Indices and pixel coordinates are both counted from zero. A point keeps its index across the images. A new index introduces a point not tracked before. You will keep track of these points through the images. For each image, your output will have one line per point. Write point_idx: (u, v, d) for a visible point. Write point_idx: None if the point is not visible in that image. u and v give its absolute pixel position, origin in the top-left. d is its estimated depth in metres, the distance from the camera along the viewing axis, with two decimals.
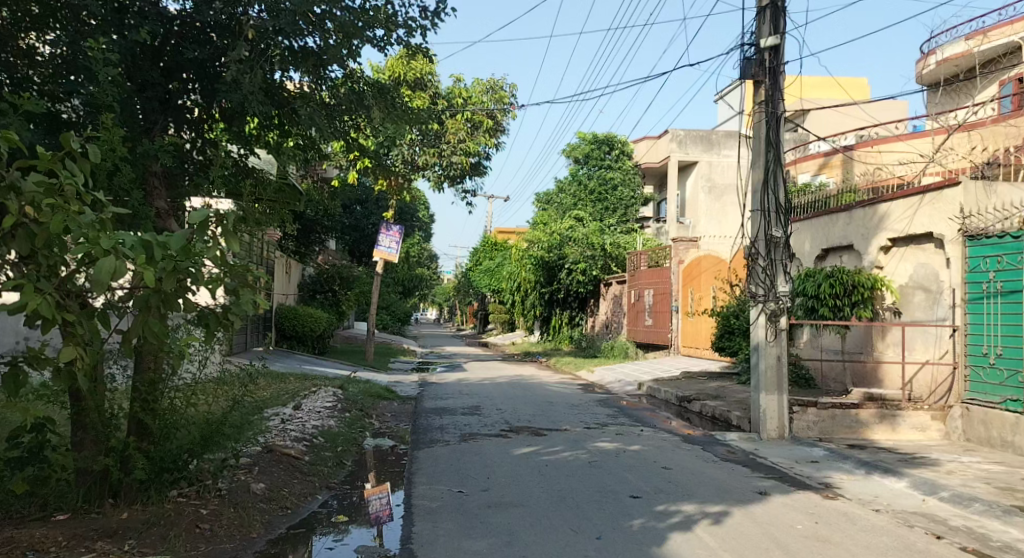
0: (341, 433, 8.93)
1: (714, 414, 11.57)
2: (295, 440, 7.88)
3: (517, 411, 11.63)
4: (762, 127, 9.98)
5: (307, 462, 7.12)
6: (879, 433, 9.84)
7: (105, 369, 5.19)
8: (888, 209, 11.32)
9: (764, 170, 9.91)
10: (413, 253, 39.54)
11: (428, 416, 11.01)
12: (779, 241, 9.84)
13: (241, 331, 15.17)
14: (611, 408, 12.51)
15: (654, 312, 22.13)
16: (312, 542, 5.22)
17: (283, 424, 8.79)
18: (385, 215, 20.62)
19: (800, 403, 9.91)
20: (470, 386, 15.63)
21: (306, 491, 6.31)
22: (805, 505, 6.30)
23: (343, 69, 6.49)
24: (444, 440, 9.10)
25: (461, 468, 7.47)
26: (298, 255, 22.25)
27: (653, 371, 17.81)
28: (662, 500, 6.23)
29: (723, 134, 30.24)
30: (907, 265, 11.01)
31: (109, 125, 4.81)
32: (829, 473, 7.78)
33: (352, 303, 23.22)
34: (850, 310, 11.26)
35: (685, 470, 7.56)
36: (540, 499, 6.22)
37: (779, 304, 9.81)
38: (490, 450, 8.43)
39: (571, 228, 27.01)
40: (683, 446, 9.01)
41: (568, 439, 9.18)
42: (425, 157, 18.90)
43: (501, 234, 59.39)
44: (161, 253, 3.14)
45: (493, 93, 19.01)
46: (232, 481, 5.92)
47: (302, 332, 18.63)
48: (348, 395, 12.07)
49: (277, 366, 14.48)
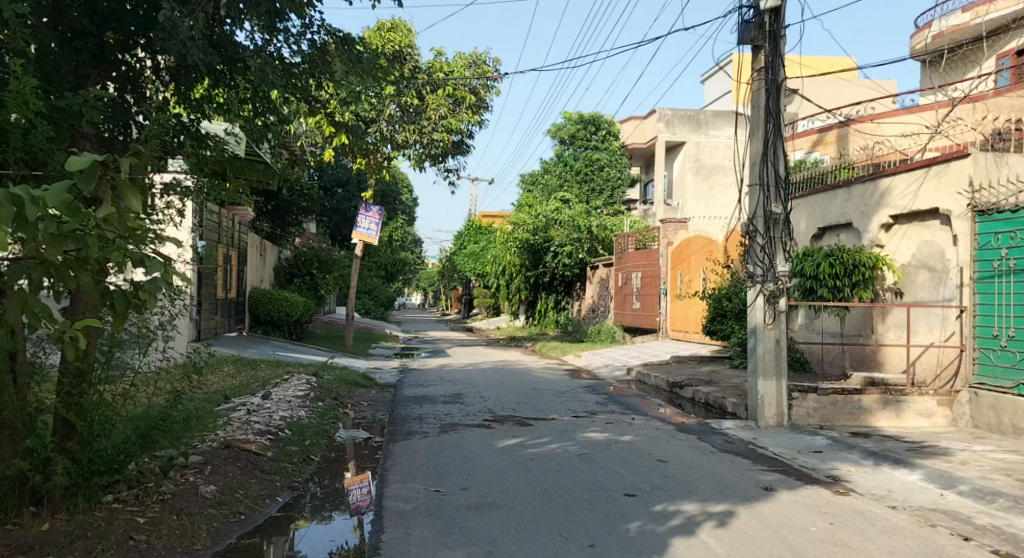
0: (311, 425, 8.27)
1: (708, 400, 11.03)
2: (258, 434, 7.23)
3: (501, 399, 11.02)
4: (761, 95, 9.38)
5: (270, 459, 6.47)
6: (883, 420, 9.33)
7: (24, 357, 4.48)
8: (889, 184, 10.77)
9: (763, 142, 9.32)
10: (396, 237, 38.76)
11: (407, 405, 10.38)
12: (779, 217, 9.26)
13: (211, 316, 14.47)
14: (600, 396, 11.92)
15: (642, 295, 21.60)
16: (291, 531, 5.04)
17: (247, 417, 8.13)
18: (365, 195, 19.88)
19: (800, 389, 9.37)
20: (452, 373, 15.03)
21: (265, 492, 5.66)
22: (816, 504, 5.76)
23: (303, 19, 5.78)
24: (422, 431, 8.47)
25: (439, 463, 6.85)
26: (273, 237, 21.52)
27: (642, 355, 17.29)
28: (660, 499, 5.66)
29: (712, 113, 29.67)
30: (910, 243, 10.50)
31: (18, 71, 4.09)
32: (836, 465, 7.24)
33: (331, 287, 22.50)
34: (851, 290, 10.60)
35: (682, 462, 6.99)
36: (525, 500, 5.62)
37: (778, 284, 9.21)
38: (471, 443, 7.82)
39: (557, 210, 26.36)
40: (678, 436, 8.44)
41: (555, 430, 8.58)
42: (405, 134, 18.14)
43: (486, 218, 58.60)
44: (35, 210, 2.44)
45: (476, 67, 18.36)
46: (179, 485, 5.24)
47: (277, 316, 17.93)
48: (322, 383, 11.43)
49: (250, 354, 13.81)
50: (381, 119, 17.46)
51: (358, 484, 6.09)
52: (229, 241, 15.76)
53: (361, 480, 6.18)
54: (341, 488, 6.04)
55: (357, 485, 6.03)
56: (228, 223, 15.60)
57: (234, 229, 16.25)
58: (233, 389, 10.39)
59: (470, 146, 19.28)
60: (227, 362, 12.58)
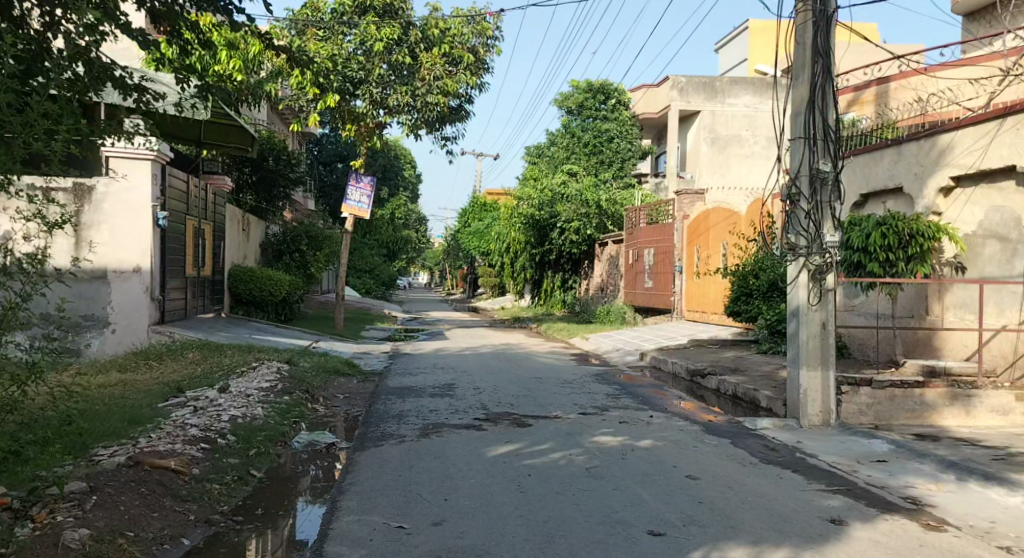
0: (265, 427, 6.85)
1: (736, 393, 9.58)
2: (190, 442, 5.80)
3: (499, 390, 9.60)
4: (808, 29, 7.84)
5: (194, 479, 5.04)
6: (951, 418, 7.84)
7: None
8: (951, 139, 9.24)
9: (810, 88, 7.81)
10: (399, 214, 37.25)
11: (387, 399, 8.96)
12: (828, 177, 7.78)
13: (180, 295, 13.06)
14: (612, 386, 10.49)
15: (654, 273, 20.11)
16: None
17: (187, 419, 6.73)
18: (355, 164, 18.36)
19: (851, 382, 7.89)
20: (446, 358, 13.59)
21: (168, 531, 4.23)
22: (905, 546, 4.31)
23: None
24: (398, 435, 7.02)
25: (410, 481, 5.46)
26: (259, 211, 20.03)
27: (657, 338, 15.82)
28: (697, 542, 4.25)
29: (728, 80, 27.84)
30: (975, 209, 9.09)
31: None
32: (910, 482, 5.77)
33: (321, 266, 20.83)
34: (905, 264, 9.10)
35: (719, 480, 5.54)
36: (516, 543, 4.21)
37: (826, 257, 7.76)
38: (455, 451, 6.39)
39: (563, 184, 24.82)
40: (708, 440, 6.99)
41: (558, 433, 7.14)
42: (397, 97, 16.40)
43: (490, 194, 56.67)
44: None
45: (475, 24, 16.82)
46: (36, 530, 3.80)
47: (260, 297, 16.48)
48: (295, 372, 10.03)
49: (219, 337, 12.42)
50: (369, 79, 16.21)
51: (325, 488, 5.39)
52: (203, 214, 14.36)
53: (327, 486, 5.45)
54: (310, 488, 5.37)
55: (328, 485, 5.44)
56: (199, 192, 14.13)
57: (208, 201, 14.82)
58: (188, 381, 9.11)
59: (469, 111, 17.75)
60: (192, 347, 11.28)
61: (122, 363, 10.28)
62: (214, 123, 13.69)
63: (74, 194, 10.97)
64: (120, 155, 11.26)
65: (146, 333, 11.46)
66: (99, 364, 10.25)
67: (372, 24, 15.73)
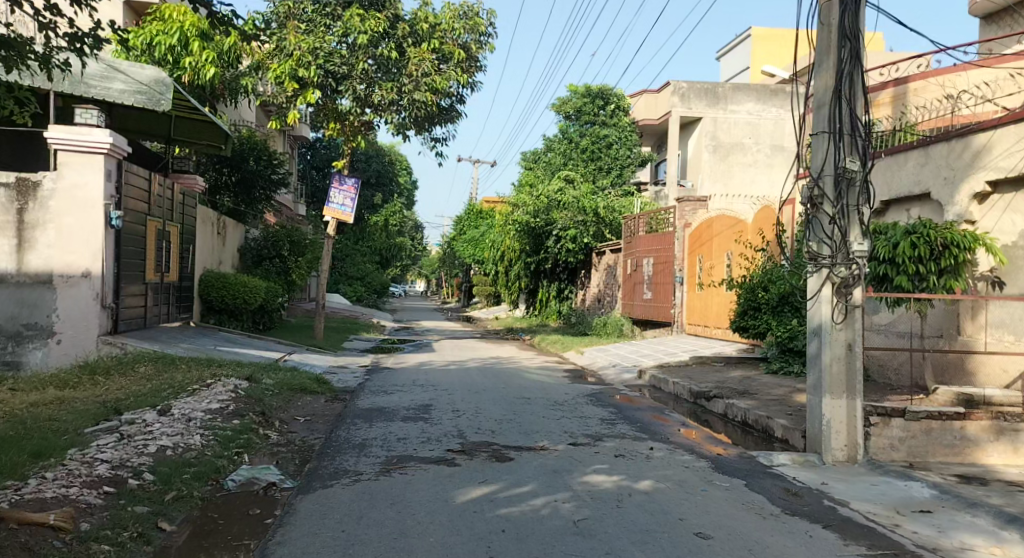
0: (195, 461, 5.79)
1: (746, 419, 8.58)
2: (88, 488, 4.78)
3: (481, 414, 8.57)
4: (833, 9, 6.87)
5: (77, 539, 4.08)
6: (994, 454, 6.86)
7: None
8: (988, 140, 8.28)
9: (836, 74, 6.82)
10: (392, 221, 36.18)
11: (352, 424, 7.90)
12: (855, 177, 6.80)
13: (140, 303, 12.01)
14: (607, 409, 9.44)
15: (654, 284, 19.12)
16: None
17: (101, 452, 5.67)
18: (339, 165, 17.35)
19: (881, 413, 6.85)
20: (428, 374, 12.56)
21: None
22: None
23: None
24: (355, 471, 5.98)
25: (354, 539, 4.44)
26: (238, 213, 19.03)
27: (656, 354, 14.83)
28: None
29: (731, 87, 26.99)
30: (1015, 217, 8.15)
31: None
32: (966, 542, 4.74)
33: (304, 271, 19.42)
34: (937, 278, 8.10)
35: (734, 540, 4.53)
36: None
37: (852, 269, 6.76)
38: (419, 493, 5.36)
39: (561, 190, 23.81)
40: (718, 481, 5.97)
41: (542, 470, 6.09)
42: (382, 93, 15.30)
43: (488, 202, 55.45)
44: None
45: (467, 19, 15.91)
46: None
47: (235, 305, 15.44)
48: (255, 391, 8.98)
49: (178, 349, 11.36)
50: (353, 74, 15.17)
51: (244, 547, 4.37)
52: (168, 215, 13.31)
53: (250, 543, 4.44)
54: (227, 546, 4.37)
55: (247, 543, 4.43)
56: (164, 192, 13.09)
57: (176, 201, 13.74)
58: (129, 400, 8.02)
59: (460, 111, 16.78)
60: (145, 360, 10.20)
61: (62, 377, 9.19)
62: (182, 117, 12.75)
63: (17, 191, 9.99)
64: (68, 147, 10.19)
65: (94, 343, 10.35)
66: (37, 379, 9.16)
67: (356, 15, 14.67)
